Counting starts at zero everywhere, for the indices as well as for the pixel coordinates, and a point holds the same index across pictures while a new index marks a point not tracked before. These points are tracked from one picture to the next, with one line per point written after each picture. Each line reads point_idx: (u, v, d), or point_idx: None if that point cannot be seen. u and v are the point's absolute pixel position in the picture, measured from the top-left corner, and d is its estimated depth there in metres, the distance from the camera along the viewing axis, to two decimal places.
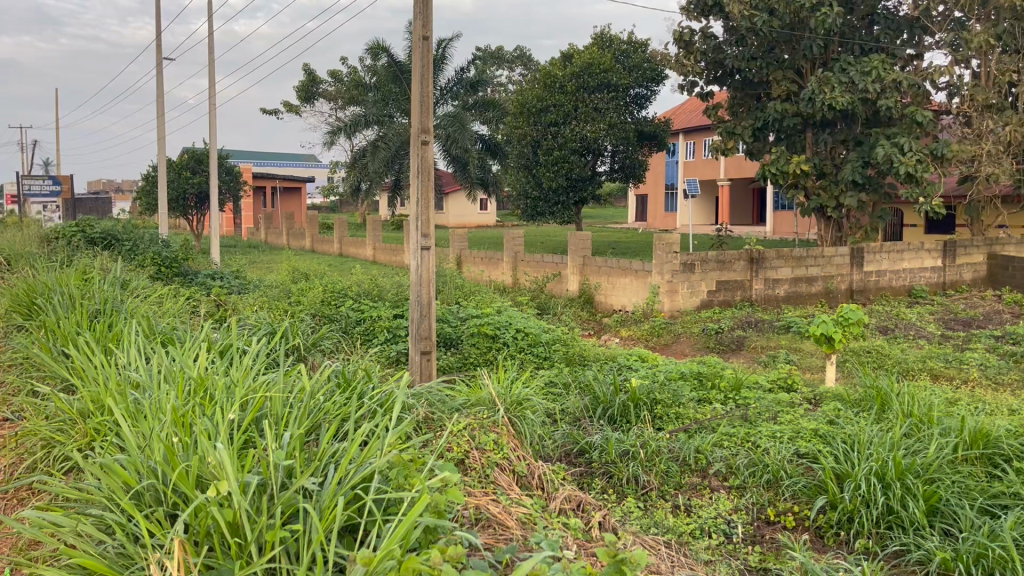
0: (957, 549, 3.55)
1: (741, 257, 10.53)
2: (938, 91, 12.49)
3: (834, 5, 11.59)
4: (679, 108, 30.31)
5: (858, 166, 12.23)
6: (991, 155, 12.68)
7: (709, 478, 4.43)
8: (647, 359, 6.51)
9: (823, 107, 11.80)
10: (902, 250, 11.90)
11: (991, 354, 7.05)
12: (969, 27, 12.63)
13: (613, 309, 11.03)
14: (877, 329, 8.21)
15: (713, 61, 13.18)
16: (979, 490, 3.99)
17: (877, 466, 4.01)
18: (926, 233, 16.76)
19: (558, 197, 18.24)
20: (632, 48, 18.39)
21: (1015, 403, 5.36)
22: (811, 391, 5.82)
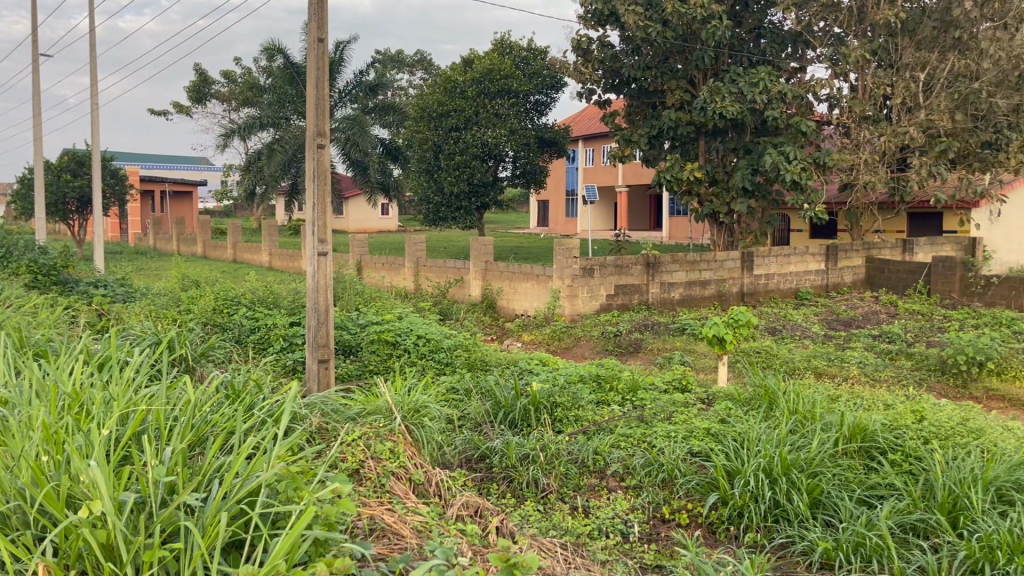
0: (837, 539, 3.73)
1: (637, 262, 10.78)
2: (820, 103, 13.12)
3: (723, 18, 12.03)
4: (578, 114, 30.85)
5: (747, 173, 12.71)
6: (868, 164, 13.44)
7: (607, 479, 4.50)
8: (548, 363, 6.56)
9: (714, 116, 12.23)
10: (789, 254, 12.44)
11: (868, 352, 7.45)
12: (847, 42, 13.32)
13: (515, 314, 11.10)
14: (765, 330, 8.56)
15: (610, 70, 13.46)
16: (857, 482, 4.20)
17: (764, 462, 4.18)
18: (811, 237, 17.59)
19: (460, 202, 18.26)
20: (531, 55, 18.62)
21: (890, 398, 5.68)
22: (704, 391, 6.01)
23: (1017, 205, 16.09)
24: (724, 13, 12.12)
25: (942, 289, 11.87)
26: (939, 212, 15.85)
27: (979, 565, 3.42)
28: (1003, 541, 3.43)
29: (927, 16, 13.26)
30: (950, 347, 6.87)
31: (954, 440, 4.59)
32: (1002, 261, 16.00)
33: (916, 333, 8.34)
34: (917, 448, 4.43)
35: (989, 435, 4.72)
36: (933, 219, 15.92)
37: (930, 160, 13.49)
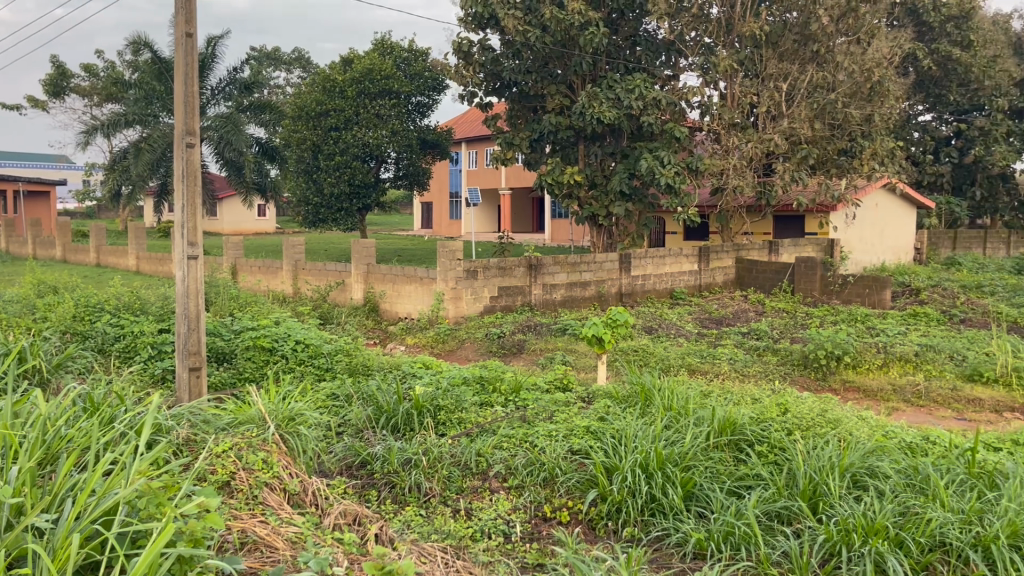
0: (709, 529, 3.88)
1: (520, 264, 10.89)
2: (692, 109, 13.65)
3: (600, 25, 12.34)
4: (461, 117, 30.94)
5: (625, 177, 13.08)
6: (737, 169, 14.08)
7: (489, 480, 4.52)
8: (431, 366, 6.52)
9: (592, 121, 12.52)
10: (664, 255, 12.87)
11: (738, 349, 7.79)
12: (716, 52, 13.92)
13: (398, 318, 11.00)
14: (642, 329, 8.82)
15: (491, 73, 13.54)
16: (727, 474, 4.39)
17: (641, 457, 4.32)
18: (685, 239, 18.27)
19: (341, 203, 17.90)
20: (412, 56, 18.60)
21: (757, 392, 5.98)
22: (584, 390, 6.13)
23: (870, 209, 17.27)
24: (601, 21, 12.43)
25: (804, 288, 12.58)
26: (800, 215, 16.76)
27: (837, 547, 3.63)
28: (857, 523, 3.66)
29: (789, 30, 14.05)
30: (810, 343, 7.29)
31: (814, 430, 4.87)
32: (858, 261, 17.11)
33: (781, 330, 8.79)
34: (781, 440, 4.67)
35: (844, 424, 5.04)
36: (795, 222, 16.83)
37: (792, 166, 14.29)
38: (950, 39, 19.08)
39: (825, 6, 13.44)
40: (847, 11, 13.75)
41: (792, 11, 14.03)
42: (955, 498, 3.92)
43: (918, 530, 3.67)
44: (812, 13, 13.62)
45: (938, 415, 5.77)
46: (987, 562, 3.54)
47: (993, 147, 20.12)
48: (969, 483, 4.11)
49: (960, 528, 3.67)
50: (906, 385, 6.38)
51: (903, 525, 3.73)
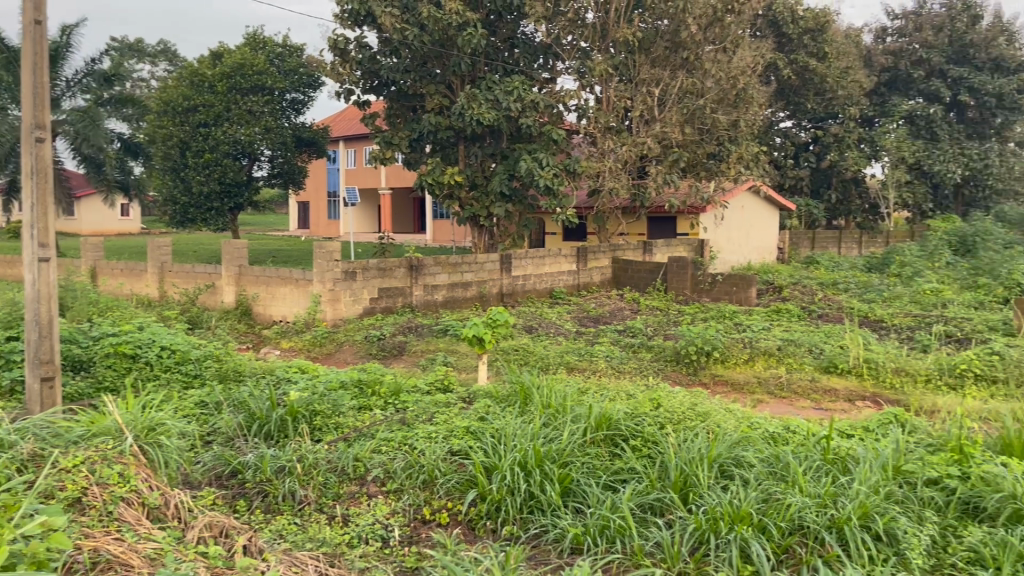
0: (586, 524, 3.95)
1: (399, 265, 10.79)
2: (569, 112, 13.90)
3: (478, 26, 12.40)
4: (339, 115, 30.40)
5: (504, 178, 13.19)
6: (612, 171, 14.43)
7: (367, 485, 4.44)
8: (307, 370, 6.35)
9: (472, 122, 12.55)
10: (543, 256, 13.04)
11: (614, 346, 8.00)
12: (592, 56, 14.23)
13: (272, 321, 10.67)
14: (522, 328, 8.90)
15: (369, 71, 13.34)
16: (603, 469, 4.48)
17: (519, 456, 4.36)
18: (564, 240, 18.62)
19: (211, 203, 17.13)
20: (286, 52, 18.29)
21: (632, 387, 6.14)
22: (465, 390, 6.12)
23: (736, 211, 18.08)
24: (479, 22, 12.49)
25: (676, 286, 13.05)
26: (672, 216, 17.37)
27: (705, 535, 3.76)
28: (724, 511, 3.82)
29: (660, 36, 14.57)
30: (682, 339, 7.58)
31: (685, 423, 5.04)
32: (726, 260, 17.90)
33: (655, 327, 9.09)
34: (654, 434, 4.80)
35: (713, 417, 5.25)
36: (668, 223, 17.44)
37: (665, 169, 14.80)
38: (807, 50, 20.21)
39: (694, 15, 14.04)
40: (714, 21, 14.43)
41: (663, 19, 14.54)
42: (812, 484, 4.15)
43: (778, 515, 3.86)
44: (683, 22, 14.19)
45: (798, 405, 6.11)
46: (840, 542, 3.75)
47: (847, 152, 21.60)
48: (824, 469, 4.36)
49: (816, 511, 3.87)
50: (770, 377, 6.73)
51: (766, 510, 3.91)
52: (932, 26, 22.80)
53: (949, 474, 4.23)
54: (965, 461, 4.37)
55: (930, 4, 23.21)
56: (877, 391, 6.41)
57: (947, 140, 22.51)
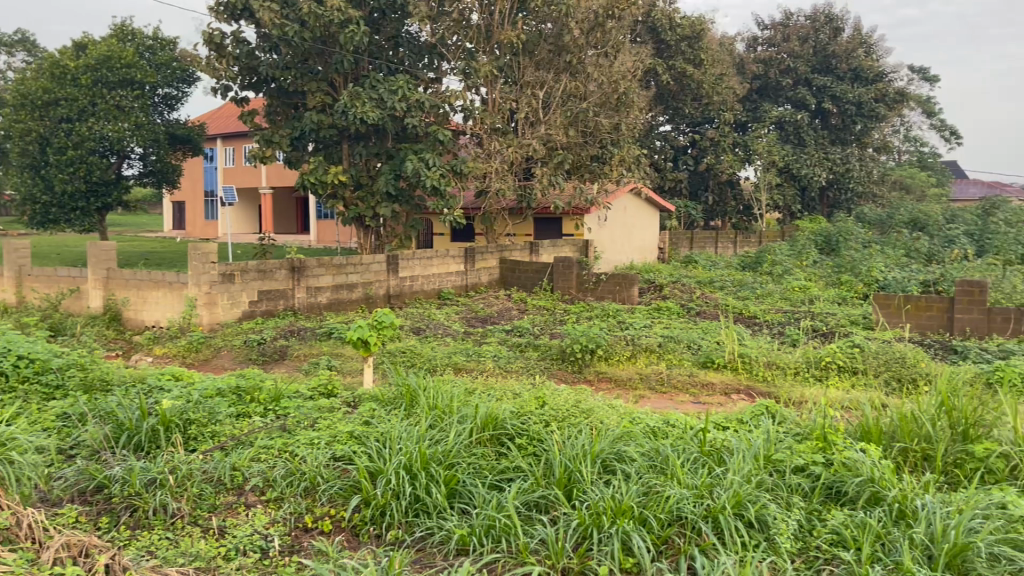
0: (472, 524, 3.93)
1: (281, 266, 10.50)
2: (455, 113, 13.88)
3: (361, 24, 12.22)
4: (216, 112, 29.34)
5: (390, 178, 13.05)
6: (499, 172, 14.49)
7: (245, 495, 4.28)
8: (182, 377, 6.08)
9: (355, 121, 12.34)
10: (431, 256, 12.97)
11: (502, 346, 8.04)
12: (477, 57, 14.26)
13: (143, 327, 10.16)
14: (408, 330, 8.82)
15: (247, 67, 12.89)
16: (490, 469, 4.49)
17: (404, 459, 4.32)
18: (452, 240, 18.60)
19: (76, 203, 16.22)
20: (157, 45, 17.61)
21: (517, 386, 6.18)
22: (350, 394, 5.99)
23: (619, 212, 18.54)
24: (362, 19, 12.33)
25: (562, 286, 13.27)
26: (557, 217, 17.63)
27: (588, 530, 3.82)
28: (606, 506, 3.89)
29: (544, 39, 14.82)
30: (567, 337, 7.70)
31: (569, 420, 5.12)
32: (609, 260, 18.33)
33: (541, 326, 9.19)
34: (539, 432, 4.85)
35: (596, 413, 5.35)
36: (553, 224, 17.69)
37: (550, 170, 15.00)
38: (684, 57, 20.93)
39: (576, 20, 14.51)
40: (595, 26, 14.91)
41: (547, 22, 14.81)
42: (689, 475, 4.29)
43: (658, 507, 3.96)
44: (565, 26, 14.62)
45: (678, 400, 6.31)
46: (716, 530, 3.89)
47: (722, 156, 22.56)
48: (702, 460, 4.52)
49: (693, 502, 4.00)
50: (651, 373, 6.92)
51: (646, 503, 4.01)
52: (798, 37, 24.14)
53: (814, 461, 4.47)
54: (828, 448, 4.63)
55: (796, 16, 24.51)
56: (750, 383, 6.72)
57: (813, 145, 23.87)
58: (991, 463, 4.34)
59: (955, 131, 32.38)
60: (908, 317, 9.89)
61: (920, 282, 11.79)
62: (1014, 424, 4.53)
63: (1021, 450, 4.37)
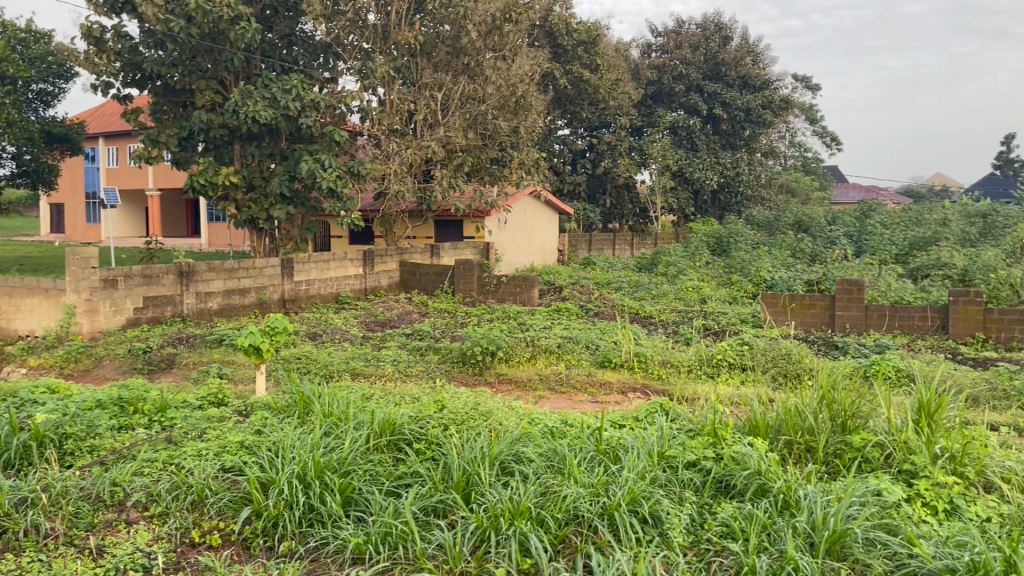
0: (368, 532, 3.86)
1: (168, 271, 10.08)
2: (352, 114, 13.67)
3: (251, 21, 11.90)
4: (98, 110, 27.94)
5: (284, 180, 12.78)
6: (397, 174, 14.35)
7: (126, 511, 4.07)
8: (57, 390, 5.73)
9: (247, 120, 12.00)
10: (327, 260, 12.74)
11: (401, 349, 7.96)
12: (373, 57, 14.09)
13: (16, 336, 9.57)
14: (304, 335, 8.62)
15: (129, 63, 12.33)
16: (387, 475, 4.41)
17: (297, 468, 4.20)
18: (350, 243, 18.33)
19: None
20: (30, 38, 16.67)
21: (416, 390, 6.12)
22: (241, 403, 5.79)
23: (519, 214, 18.66)
24: (253, 17, 12.01)
25: (463, 289, 13.26)
26: (458, 220, 17.60)
27: (486, 533, 3.81)
28: (504, 508, 3.88)
29: (442, 41, 14.80)
30: (467, 340, 7.67)
31: (467, 423, 5.09)
32: (510, 262, 18.43)
33: (442, 329, 9.14)
34: (437, 436, 4.81)
35: (495, 415, 5.34)
36: (453, 226, 17.65)
37: (449, 173, 14.96)
38: (581, 62, 21.33)
39: (473, 22, 14.55)
40: (493, 29, 15.03)
41: (445, 24, 14.77)
42: (586, 474, 4.32)
43: (555, 507, 3.98)
44: (462, 28, 14.59)
45: (576, 399, 6.38)
46: (611, 527, 3.94)
47: (619, 159, 23.03)
48: (598, 459, 4.57)
49: (590, 500, 4.05)
50: (551, 374, 6.98)
51: (544, 504, 4.02)
52: (690, 44, 24.86)
53: (705, 456, 4.59)
54: (718, 443, 4.76)
55: (687, 24, 25.25)
56: (646, 381, 6.86)
57: (705, 150, 24.69)
58: (868, 452, 4.56)
59: (835, 137, 34.09)
60: (793, 315, 10.33)
61: (805, 282, 12.34)
62: (888, 414, 4.78)
63: (894, 438, 4.62)
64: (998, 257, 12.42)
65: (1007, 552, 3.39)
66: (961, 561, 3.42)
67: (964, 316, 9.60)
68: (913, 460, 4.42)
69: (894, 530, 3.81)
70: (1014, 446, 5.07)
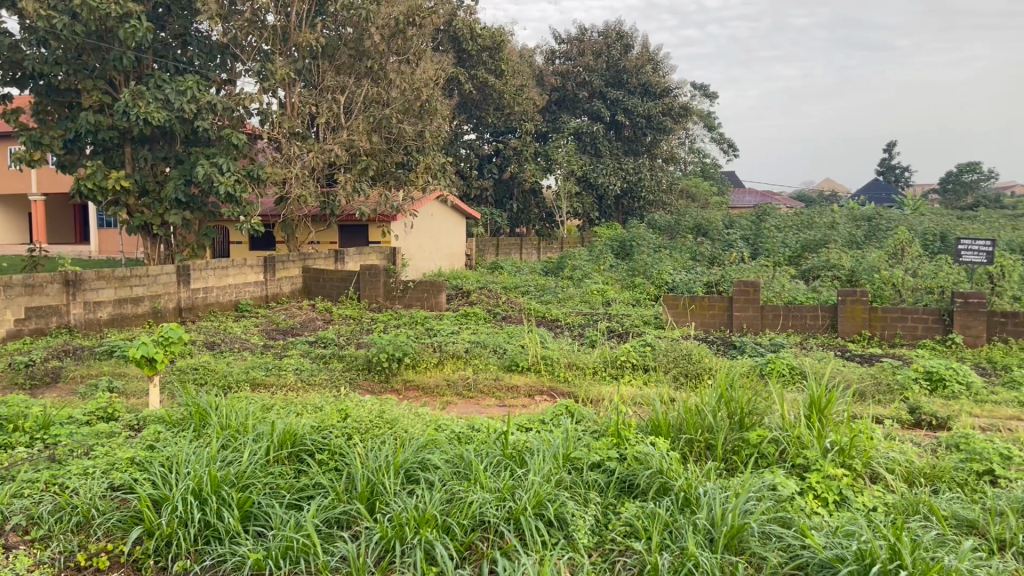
0: (268, 547, 3.74)
1: (53, 280, 9.57)
2: (251, 116, 13.32)
3: (142, 19, 11.45)
4: None
5: (179, 184, 12.37)
6: (299, 178, 14.05)
7: (5, 536, 3.82)
8: None
9: (138, 122, 11.53)
10: (226, 266, 12.36)
11: (304, 357, 7.79)
12: (273, 59, 13.78)
13: None
14: (201, 345, 8.32)
15: (9, 61, 11.64)
16: (287, 488, 4.29)
17: (192, 483, 4.03)
18: (251, 249, 17.87)
19: None
20: None
21: (320, 399, 5.99)
22: (133, 417, 5.54)
23: (426, 219, 18.55)
24: (143, 15, 11.56)
25: (368, 294, 13.09)
26: (363, 224, 17.40)
27: (391, 543, 3.75)
28: (408, 517, 3.82)
29: (344, 44, 14.66)
30: (373, 346, 7.57)
31: (372, 432, 5.01)
32: (418, 267, 18.29)
33: (346, 336, 9.00)
34: (340, 445, 4.72)
35: (400, 423, 5.27)
36: (359, 231, 17.42)
37: (353, 177, 14.78)
38: (485, 67, 21.40)
39: (376, 25, 14.39)
40: (397, 32, 14.78)
41: (347, 26, 14.61)
42: (492, 479, 4.30)
43: (461, 513, 3.95)
44: (365, 31, 14.45)
45: (484, 404, 6.37)
46: (517, 532, 3.94)
47: (524, 164, 23.26)
48: (503, 463, 4.56)
49: (496, 505, 4.04)
50: (458, 379, 6.95)
51: (449, 511, 3.98)
52: (592, 52, 25.29)
53: (609, 456, 4.66)
54: (621, 444, 4.85)
55: (590, 31, 25.69)
56: (552, 384, 6.91)
57: (609, 156, 25.19)
58: (763, 448, 4.72)
59: (732, 143, 35.30)
60: (693, 316, 10.66)
61: (704, 284, 12.71)
62: (782, 411, 4.95)
63: (788, 434, 4.79)
64: (882, 258, 13.10)
65: (891, 539, 3.55)
66: (849, 550, 3.55)
67: (851, 314, 10.06)
68: (806, 454, 4.59)
69: (788, 523, 3.95)
70: (896, 437, 5.35)
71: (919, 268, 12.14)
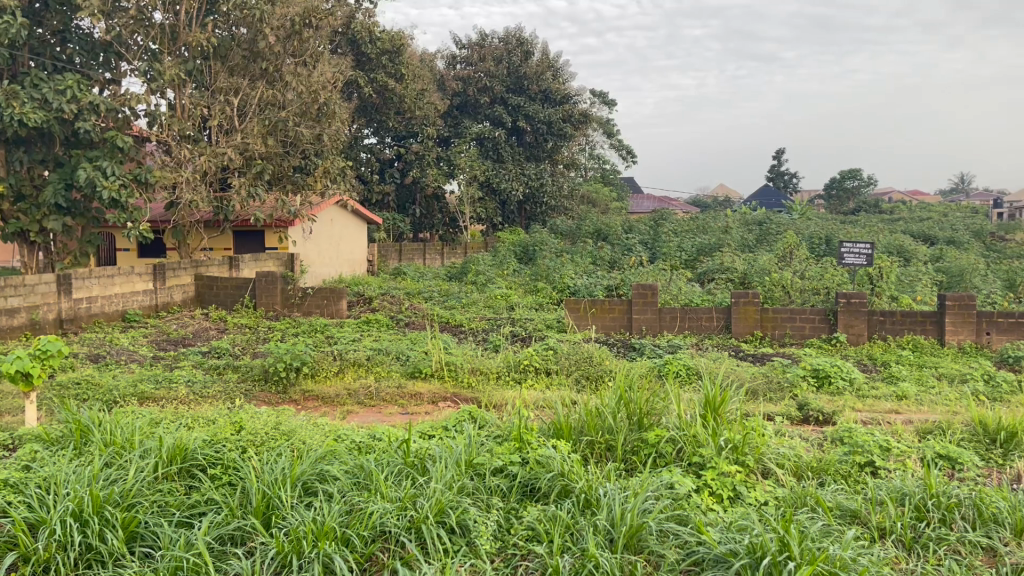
0: (154, 569, 3.56)
1: None
2: (137, 118, 12.76)
3: (16, 14, 10.80)
4: None
5: (60, 189, 11.75)
6: (189, 183, 13.65)
7: None
8: None
9: (12, 124, 10.86)
10: (111, 274, 11.79)
11: (196, 369, 7.49)
12: (161, 58, 13.23)
13: None
14: (84, 358, 7.90)
15: None
16: (177, 505, 4.09)
17: (72, 505, 3.79)
18: (139, 257, 17.16)
19: None
20: None
21: (212, 412, 5.76)
22: (8, 436, 5.19)
23: (325, 224, 18.21)
24: (18, 10, 10.90)
25: (266, 302, 12.77)
26: (259, 230, 16.93)
27: (287, 558, 3.62)
28: (306, 530, 3.70)
29: (237, 45, 14.26)
30: (270, 356, 7.36)
31: (268, 444, 4.85)
32: (318, 273, 17.91)
33: (242, 346, 8.73)
34: (234, 459, 4.54)
35: (298, 434, 5.13)
36: (254, 237, 16.94)
37: (247, 181, 14.45)
38: (385, 71, 21.16)
39: (271, 26, 14.05)
40: (292, 34, 14.59)
41: (240, 26, 14.20)
42: (392, 488, 4.22)
43: (361, 525, 3.85)
44: (259, 31, 14.07)
45: (386, 412, 6.27)
46: (419, 541, 3.89)
47: (427, 170, 23.09)
48: (404, 472, 4.49)
49: (397, 515, 3.96)
50: (360, 388, 6.80)
51: (348, 522, 3.88)
52: (493, 58, 25.42)
53: (511, 461, 4.64)
54: (523, 447, 4.85)
55: (490, 37, 25.80)
56: (456, 390, 6.86)
57: (511, 161, 25.40)
58: (661, 447, 4.82)
59: (631, 150, 36.12)
60: (594, 319, 10.81)
61: (604, 287, 12.95)
62: (679, 411, 5.05)
63: (685, 433, 4.89)
64: (772, 261, 13.65)
65: (781, 532, 3.67)
66: (741, 544, 3.65)
67: (743, 316, 10.43)
68: (702, 452, 4.70)
69: (684, 520, 4.03)
70: (786, 433, 5.56)
71: (805, 270, 12.71)
